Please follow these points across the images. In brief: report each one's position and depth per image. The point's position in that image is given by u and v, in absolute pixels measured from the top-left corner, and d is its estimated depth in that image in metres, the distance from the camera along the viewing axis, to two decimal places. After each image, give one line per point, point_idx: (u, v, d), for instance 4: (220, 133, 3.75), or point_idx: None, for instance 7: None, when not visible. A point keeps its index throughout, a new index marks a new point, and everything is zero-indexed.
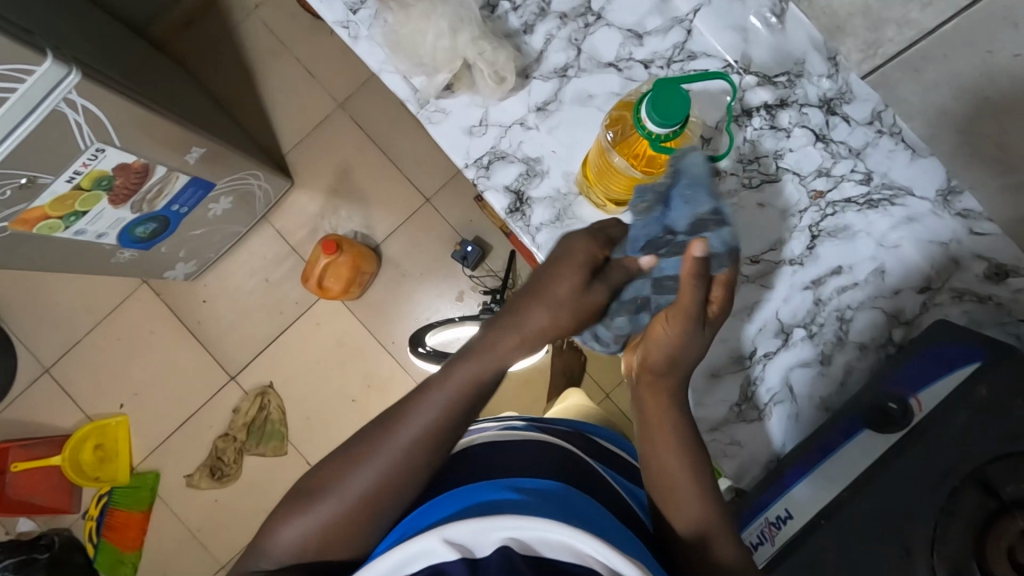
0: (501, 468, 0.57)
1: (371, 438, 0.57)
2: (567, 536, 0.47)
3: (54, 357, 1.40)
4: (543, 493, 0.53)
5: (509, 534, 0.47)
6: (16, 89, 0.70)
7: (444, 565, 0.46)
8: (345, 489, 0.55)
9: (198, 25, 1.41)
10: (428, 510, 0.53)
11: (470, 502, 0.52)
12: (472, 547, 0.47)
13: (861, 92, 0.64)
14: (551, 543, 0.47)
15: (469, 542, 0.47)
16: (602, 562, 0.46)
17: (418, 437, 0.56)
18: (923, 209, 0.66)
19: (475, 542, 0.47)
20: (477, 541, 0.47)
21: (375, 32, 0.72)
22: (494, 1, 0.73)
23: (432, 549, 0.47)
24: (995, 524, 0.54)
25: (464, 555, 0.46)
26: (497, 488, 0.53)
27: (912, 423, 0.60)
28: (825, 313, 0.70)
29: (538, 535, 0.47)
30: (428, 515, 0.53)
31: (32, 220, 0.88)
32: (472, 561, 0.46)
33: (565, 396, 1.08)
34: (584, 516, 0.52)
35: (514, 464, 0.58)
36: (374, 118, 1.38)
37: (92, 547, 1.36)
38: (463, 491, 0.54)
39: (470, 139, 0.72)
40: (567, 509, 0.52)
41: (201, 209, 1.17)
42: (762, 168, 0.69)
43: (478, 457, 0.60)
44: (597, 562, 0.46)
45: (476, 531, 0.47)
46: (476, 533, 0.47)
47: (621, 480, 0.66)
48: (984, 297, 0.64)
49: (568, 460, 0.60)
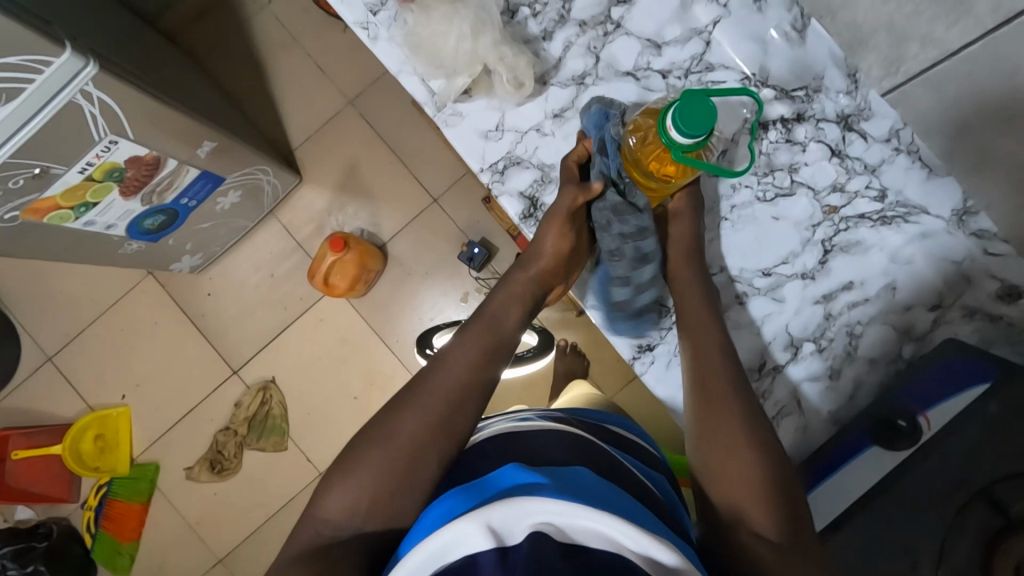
0: (524, 457, 0.57)
1: (406, 401, 0.58)
2: (600, 523, 0.48)
3: (56, 346, 1.40)
4: (564, 477, 0.53)
5: (541, 519, 0.47)
6: (33, 80, 0.70)
7: (479, 555, 0.46)
8: (387, 444, 0.55)
9: (210, 17, 1.41)
10: (450, 500, 0.52)
11: (495, 491, 0.51)
12: (502, 534, 0.47)
13: (879, 110, 0.63)
14: (584, 530, 0.48)
15: (501, 530, 0.47)
16: (638, 552, 0.47)
17: (449, 390, 0.59)
18: (937, 226, 0.65)
19: (504, 528, 0.47)
20: (510, 529, 0.47)
21: (394, 32, 0.71)
22: (513, 6, 0.72)
23: (462, 539, 0.47)
24: (1000, 541, 0.54)
25: (497, 544, 0.46)
26: (515, 471, 0.53)
27: (921, 440, 0.60)
28: (835, 327, 0.70)
29: (570, 521, 0.48)
30: (452, 508, 0.51)
31: (43, 210, 0.88)
32: (504, 549, 0.46)
33: (570, 387, 1.10)
34: (610, 499, 0.52)
35: (536, 453, 0.58)
36: (383, 115, 1.38)
37: (90, 538, 1.36)
38: (481, 482, 0.53)
39: (485, 143, 0.72)
40: (593, 493, 0.51)
41: (209, 203, 1.17)
42: (776, 181, 0.70)
43: (498, 449, 0.59)
44: (633, 553, 0.47)
45: (508, 518, 0.47)
46: (509, 521, 0.47)
47: (640, 467, 0.65)
48: (995, 316, 0.64)
49: (588, 447, 0.60)
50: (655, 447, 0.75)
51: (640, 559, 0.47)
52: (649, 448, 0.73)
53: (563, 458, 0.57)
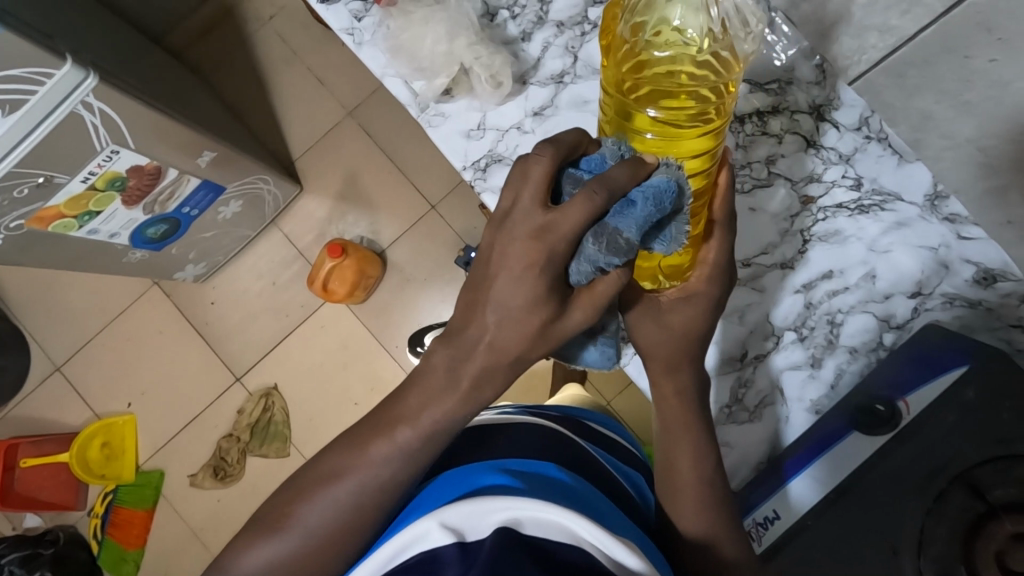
0: (507, 449, 0.58)
1: (324, 478, 0.51)
2: (562, 518, 0.47)
3: (65, 356, 1.44)
4: (529, 473, 0.54)
5: (502, 515, 0.47)
6: (34, 92, 0.73)
7: (440, 550, 0.46)
8: (301, 520, 0.51)
9: (214, 34, 1.45)
10: (418, 500, 0.53)
11: (464, 487, 0.52)
12: (467, 530, 0.47)
13: (848, 98, 0.66)
14: (543, 523, 0.47)
15: (465, 526, 0.47)
16: (600, 549, 0.47)
17: (367, 480, 0.50)
18: (911, 214, 0.66)
19: (470, 524, 0.47)
20: (472, 524, 0.47)
21: (378, 38, 0.73)
22: (493, 10, 0.74)
23: (428, 533, 0.47)
24: (983, 526, 0.57)
25: (459, 539, 0.47)
26: (486, 469, 0.54)
27: (900, 425, 0.60)
28: (815, 316, 0.69)
29: (531, 514, 0.47)
30: (422, 505, 0.52)
31: (48, 218, 0.91)
32: (466, 545, 0.46)
33: (565, 388, 1.09)
34: (577, 498, 0.52)
35: (508, 445, 0.59)
36: (381, 125, 1.41)
37: (96, 544, 1.39)
38: (455, 478, 0.53)
39: (468, 142, 0.73)
40: (560, 490, 0.52)
41: (211, 211, 1.20)
42: (754, 173, 0.70)
43: (479, 444, 0.60)
44: (592, 544, 0.47)
45: (471, 516, 0.48)
46: (470, 518, 0.47)
47: (618, 467, 0.66)
48: (975, 302, 0.64)
49: (562, 443, 0.61)
50: (634, 445, 0.77)
51: (600, 554, 0.46)
52: (629, 446, 0.74)
53: (533, 451, 0.58)
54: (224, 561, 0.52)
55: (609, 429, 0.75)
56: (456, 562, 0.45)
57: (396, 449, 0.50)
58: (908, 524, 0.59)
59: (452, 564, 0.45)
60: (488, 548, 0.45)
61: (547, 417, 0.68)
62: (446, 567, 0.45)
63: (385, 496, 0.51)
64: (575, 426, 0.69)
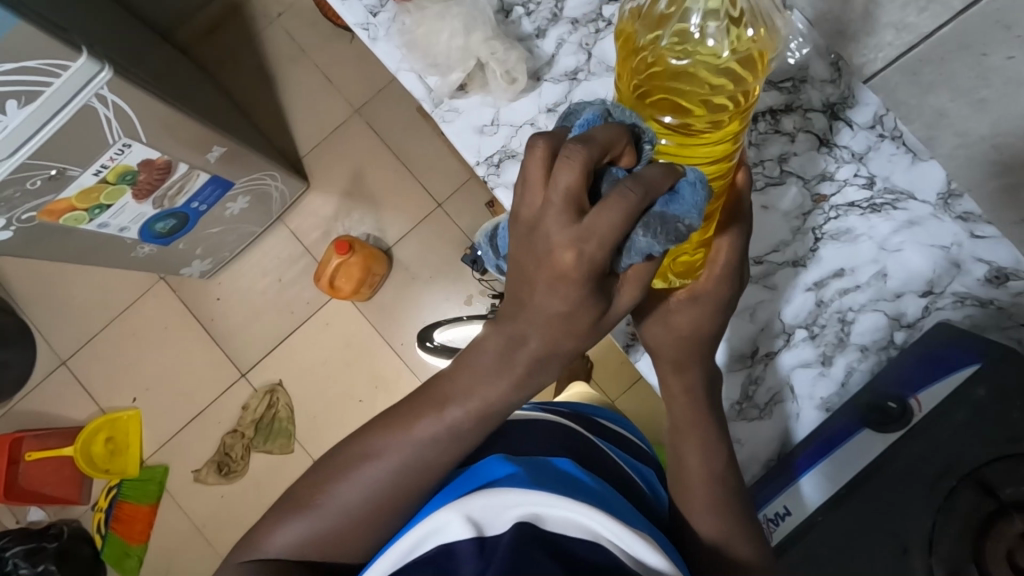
0: (522, 444, 0.59)
1: (360, 459, 0.51)
2: (579, 514, 0.47)
3: (69, 350, 1.44)
4: (545, 468, 0.54)
5: (521, 511, 0.47)
6: (49, 84, 0.73)
7: (457, 543, 0.46)
8: (336, 500, 0.51)
9: (222, 31, 1.46)
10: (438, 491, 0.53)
11: (479, 481, 0.52)
12: (483, 524, 0.47)
13: (863, 97, 0.66)
14: (561, 520, 0.47)
15: (483, 520, 0.47)
16: (617, 545, 0.47)
17: (402, 467, 0.50)
18: (924, 213, 0.66)
19: (487, 518, 0.47)
20: (489, 519, 0.47)
21: (393, 33, 0.74)
22: (508, 7, 0.74)
23: (446, 527, 0.47)
24: (995, 522, 0.56)
25: (477, 533, 0.47)
26: (501, 463, 0.54)
27: (911, 422, 0.61)
28: (827, 314, 0.69)
29: (549, 511, 0.48)
30: (440, 497, 0.52)
31: (58, 211, 0.91)
32: (482, 539, 0.46)
33: (571, 386, 1.10)
34: (593, 494, 0.52)
35: (525, 439, 0.59)
36: (388, 123, 1.41)
37: (99, 539, 1.39)
38: (472, 471, 0.53)
39: (481, 138, 0.73)
40: (577, 486, 0.52)
41: (219, 207, 1.20)
42: (766, 171, 0.70)
43: (493, 438, 0.60)
44: (609, 541, 0.47)
45: (489, 510, 0.48)
46: (488, 511, 0.48)
47: (630, 463, 0.66)
48: (986, 301, 0.65)
49: (577, 438, 0.62)
50: (644, 441, 0.77)
51: (618, 551, 0.47)
52: (640, 443, 0.74)
53: (549, 446, 0.58)
54: (256, 536, 0.53)
55: (620, 425, 0.75)
56: (474, 558, 0.45)
57: (445, 432, 0.48)
58: (918, 523, 0.59)
59: (468, 560, 0.45)
60: (505, 543, 0.45)
61: (561, 412, 0.68)
62: (464, 562, 0.45)
63: (422, 484, 0.51)
64: (588, 422, 0.70)
